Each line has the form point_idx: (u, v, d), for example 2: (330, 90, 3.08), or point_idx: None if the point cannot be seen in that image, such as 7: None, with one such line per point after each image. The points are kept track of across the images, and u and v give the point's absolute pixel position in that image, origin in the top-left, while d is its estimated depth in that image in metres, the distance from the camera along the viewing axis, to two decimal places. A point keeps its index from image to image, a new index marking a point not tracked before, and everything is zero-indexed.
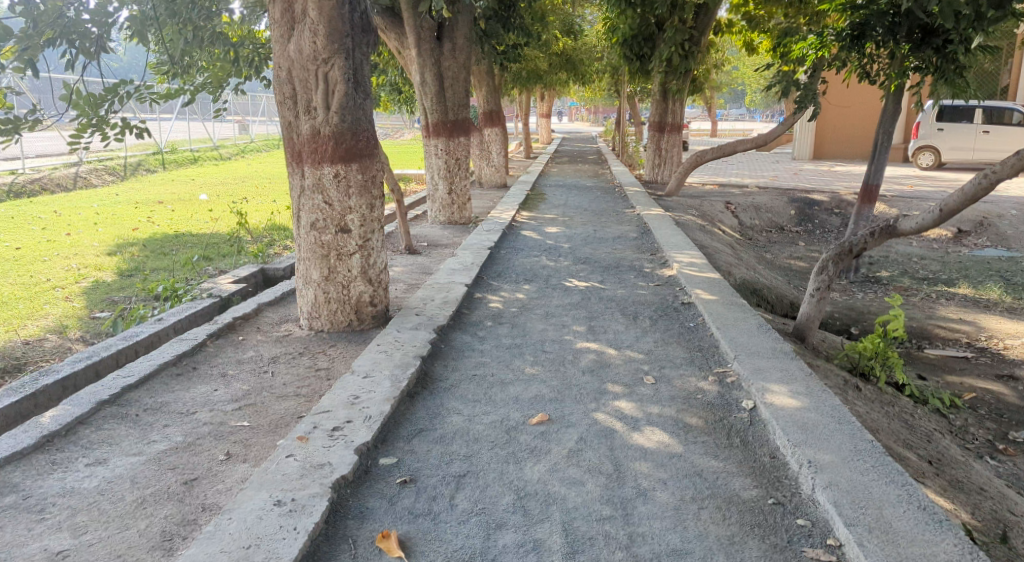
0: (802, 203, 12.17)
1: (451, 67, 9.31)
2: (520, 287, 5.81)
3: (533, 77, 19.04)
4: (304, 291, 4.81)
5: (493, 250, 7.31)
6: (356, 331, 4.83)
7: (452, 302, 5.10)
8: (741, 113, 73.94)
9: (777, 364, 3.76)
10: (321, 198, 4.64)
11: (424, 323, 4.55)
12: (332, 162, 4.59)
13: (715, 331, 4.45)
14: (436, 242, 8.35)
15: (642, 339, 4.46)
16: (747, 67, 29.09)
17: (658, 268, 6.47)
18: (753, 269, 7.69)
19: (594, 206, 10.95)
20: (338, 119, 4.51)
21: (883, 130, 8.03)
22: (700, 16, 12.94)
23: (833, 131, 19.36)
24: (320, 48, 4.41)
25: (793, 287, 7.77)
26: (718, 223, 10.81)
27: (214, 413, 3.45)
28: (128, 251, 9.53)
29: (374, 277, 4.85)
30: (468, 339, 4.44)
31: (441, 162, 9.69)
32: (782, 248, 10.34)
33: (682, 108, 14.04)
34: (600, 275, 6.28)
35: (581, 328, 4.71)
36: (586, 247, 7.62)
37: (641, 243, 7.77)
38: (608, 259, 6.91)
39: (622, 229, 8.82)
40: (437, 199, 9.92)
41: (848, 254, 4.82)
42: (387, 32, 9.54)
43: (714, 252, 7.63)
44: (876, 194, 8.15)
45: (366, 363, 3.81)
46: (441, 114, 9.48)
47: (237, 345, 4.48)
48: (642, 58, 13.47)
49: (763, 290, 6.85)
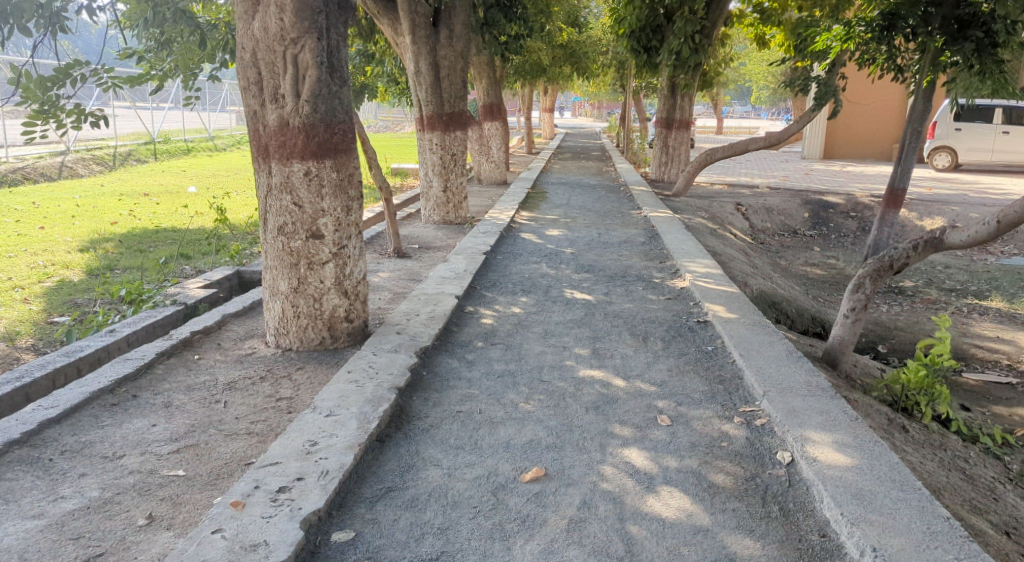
0: (816, 205, 11.59)
1: (448, 56, 8.72)
2: (516, 299, 5.24)
3: (536, 71, 18.45)
4: (271, 303, 4.25)
5: (489, 255, 6.76)
6: (329, 349, 4.26)
7: (439, 317, 4.53)
8: (745, 112, 73.32)
9: (815, 404, 3.20)
10: (290, 199, 4.06)
11: (404, 345, 3.99)
12: (302, 158, 4.01)
13: (737, 358, 3.89)
14: (428, 244, 7.80)
15: (654, 367, 3.89)
16: (755, 64, 28.47)
17: (668, 278, 5.90)
18: (769, 279, 7.13)
19: (598, 207, 10.39)
20: (309, 109, 3.93)
21: (910, 130, 7.39)
22: (711, 7, 12.30)
23: (846, 129, 18.76)
24: (289, 27, 3.82)
25: (812, 298, 7.20)
26: (728, 226, 10.23)
27: (145, 457, 2.88)
28: (102, 247, 8.95)
29: (350, 290, 4.29)
30: (455, 364, 3.88)
31: (436, 157, 9.11)
32: (797, 253, 9.76)
33: (691, 104, 13.41)
34: (604, 285, 5.72)
35: (584, 351, 4.15)
36: (590, 252, 7.06)
37: (649, 249, 7.20)
38: (614, 267, 6.35)
39: (628, 232, 8.26)
40: (432, 197, 9.33)
41: (887, 269, 4.22)
42: (380, 17, 8.90)
43: (728, 259, 7.07)
44: (902, 198, 7.55)
45: (332, 396, 3.24)
46: (436, 106, 8.90)
47: (189, 366, 3.91)
48: (650, 51, 12.85)
49: (782, 302, 6.28)
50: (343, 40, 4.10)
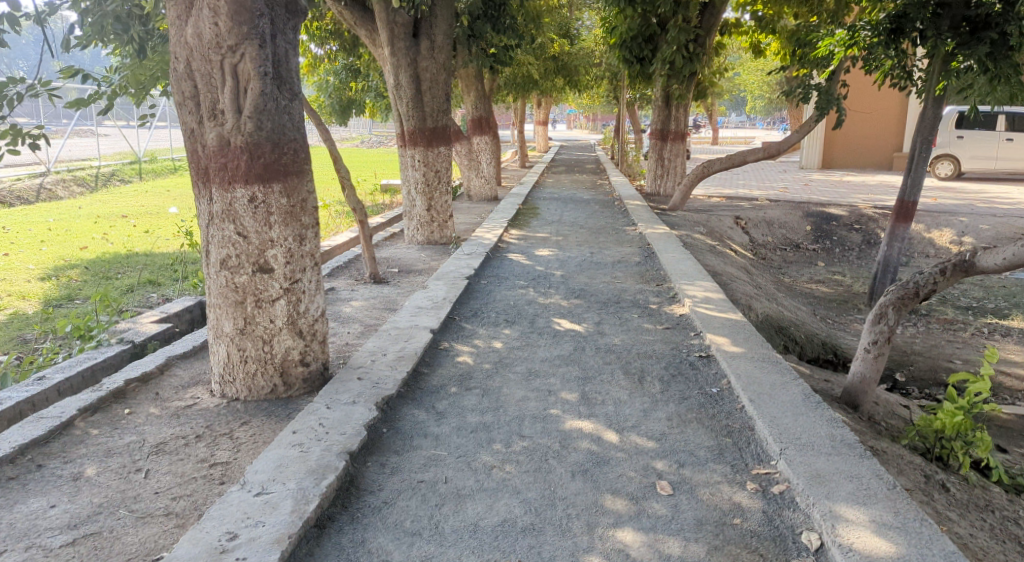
0: (818, 217, 11.10)
1: (430, 68, 8.26)
2: (498, 332, 4.73)
3: (527, 84, 18.06)
4: (216, 346, 3.73)
5: (472, 280, 6.26)
6: (281, 398, 3.74)
7: (407, 357, 4.02)
8: (742, 122, 73.17)
9: (843, 465, 2.68)
10: (233, 228, 3.57)
11: (363, 393, 3.47)
12: (247, 182, 3.53)
13: (747, 404, 3.37)
14: (409, 267, 7.31)
15: (651, 416, 3.37)
16: (751, 74, 28.15)
17: (666, 304, 5.40)
18: (774, 300, 6.64)
19: (591, 223, 9.92)
20: (252, 126, 3.44)
21: (920, 139, 6.92)
22: (706, 15, 11.93)
23: (844, 140, 18.39)
24: (225, 33, 3.35)
25: (822, 320, 6.71)
26: (727, 241, 9.77)
27: (32, 553, 2.37)
28: (65, 276, 8.44)
29: (306, 330, 3.79)
30: (422, 416, 3.35)
31: (418, 174, 8.62)
32: (800, 269, 9.28)
33: (686, 114, 12.95)
34: (596, 313, 5.22)
35: (571, 396, 3.63)
36: (581, 275, 6.57)
37: (645, 270, 6.71)
38: (607, 291, 5.85)
39: (623, 251, 7.78)
40: (415, 216, 8.83)
41: (912, 297, 3.68)
42: (357, 28, 8.47)
43: (730, 279, 6.58)
44: (913, 211, 7.06)
45: (267, 464, 2.72)
46: (418, 120, 8.43)
47: (115, 424, 3.39)
48: (642, 61, 12.46)
49: (790, 327, 5.78)
50: (292, 46, 3.63)
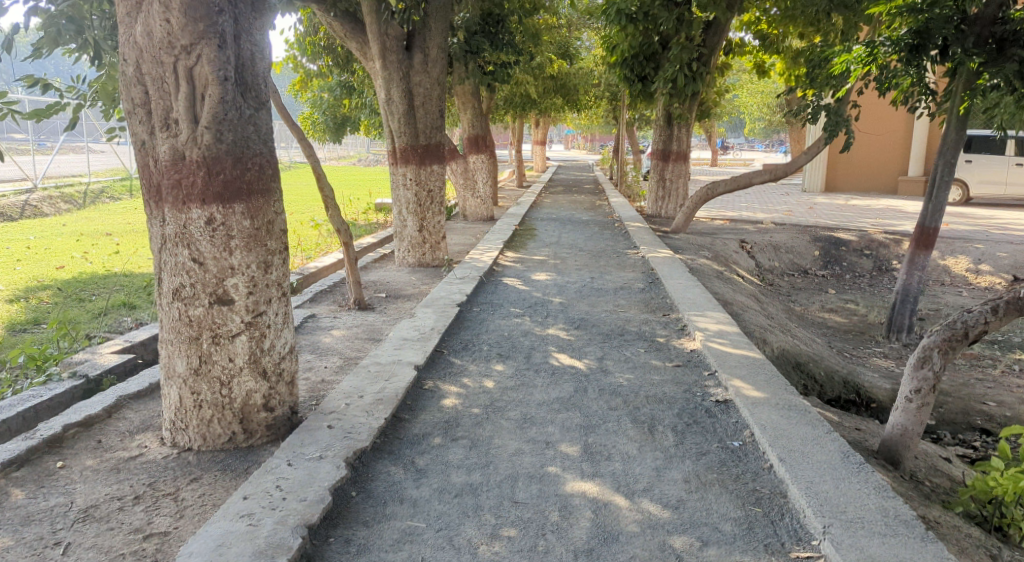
0: (826, 242, 10.69)
1: (423, 82, 7.88)
2: (490, 369, 4.26)
3: (526, 103, 17.79)
4: (167, 389, 3.26)
5: (464, 307, 5.81)
6: (241, 448, 3.27)
7: (387, 401, 3.56)
8: (739, 144, 73.39)
9: (902, 551, 2.22)
10: (188, 254, 3.13)
11: (332, 446, 3.00)
12: (203, 203, 3.09)
13: (776, 464, 2.91)
14: (398, 292, 6.87)
15: (665, 476, 2.91)
16: (750, 96, 28.05)
17: (674, 337, 4.95)
18: (788, 331, 6.19)
19: (591, 246, 9.51)
20: (210, 138, 3.02)
21: (941, 161, 6.54)
22: (710, 33, 11.64)
23: (848, 162, 18.13)
24: (178, 32, 2.95)
25: (839, 354, 6.25)
26: (733, 266, 9.35)
27: None
28: (35, 297, 7.95)
29: (271, 369, 3.34)
30: (399, 475, 2.88)
31: (410, 194, 8.19)
32: (810, 296, 8.86)
33: (689, 134, 12.61)
34: (598, 347, 4.76)
35: (572, 449, 3.17)
36: (582, 302, 6.14)
37: (649, 298, 6.27)
38: (610, 322, 5.41)
39: (625, 276, 7.35)
40: (406, 237, 8.36)
41: (961, 339, 3.25)
42: (347, 41, 8.10)
43: (740, 309, 6.14)
44: (933, 237, 6.65)
45: (207, 543, 2.25)
46: (410, 137, 8.02)
47: (42, 483, 2.91)
48: (644, 80, 12.12)
49: (807, 362, 5.34)
50: (260, 48, 3.23)
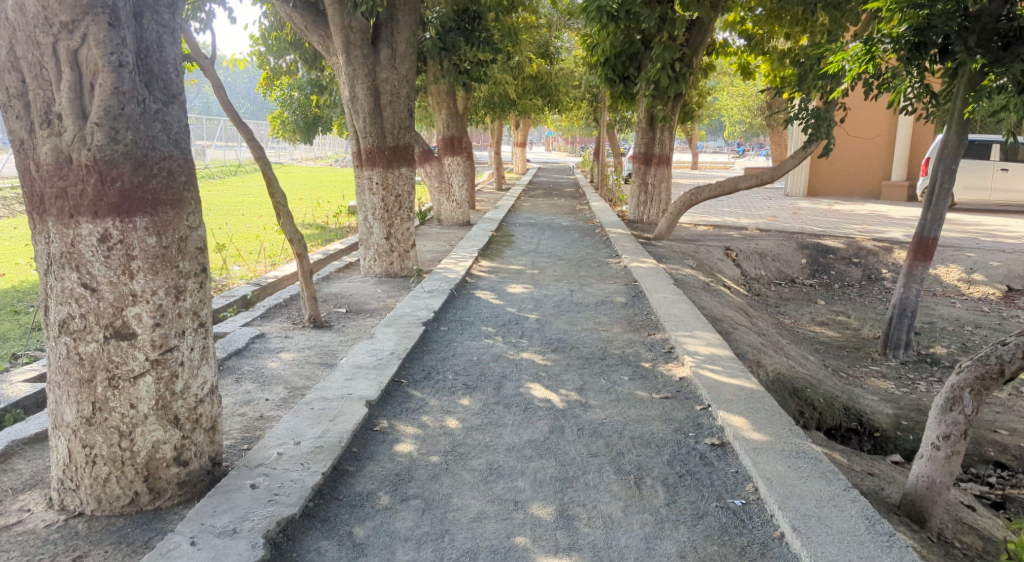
0: (814, 249, 10.32)
1: (391, 79, 7.36)
2: (454, 403, 3.73)
3: (505, 104, 17.29)
4: (57, 440, 2.70)
5: (430, 326, 5.27)
6: (145, 512, 2.71)
7: (328, 449, 3.02)
8: (719, 147, 73.68)
9: None
10: (77, 277, 2.57)
11: (251, 514, 2.46)
12: (95, 216, 2.53)
13: (787, 533, 2.41)
14: (360, 307, 6.32)
15: (655, 550, 2.40)
16: (731, 98, 27.88)
17: (661, 362, 4.46)
18: (782, 351, 5.72)
19: (570, 254, 9.02)
20: (102, 136, 2.47)
21: (942, 167, 6.14)
22: (693, 32, 11.23)
23: (831, 167, 17.87)
24: (57, 6, 2.40)
25: (835, 375, 5.82)
26: (719, 275, 8.92)
27: None
28: None
29: (184, 416, 2.78)
30: (331, 554, 2.35)
31: (376, 199, 7.63)
32: (799, 308, 8.46)
33: (671, 137, 12.19)
34: (577, 374, 4.24)
35: (545, 511, 2.66)
36: (560, 319, 5.64)
37: (633, 314, 5.78)
38: (591, 343, 4.92)
39: (608, 288, 6.86)
40: (372, 245, 7.80)
41: (996, 377, 2.75)
42: (308, 34, 7.52)
43: (731, 326, 5.67)
44: (932, 248, 6.27)
45: None
46: (376, 138, 7.47)
47: None
48: (626, 80, 11.67)
49: (805, 388, 4.87)
50: (168, 30, 2.68)
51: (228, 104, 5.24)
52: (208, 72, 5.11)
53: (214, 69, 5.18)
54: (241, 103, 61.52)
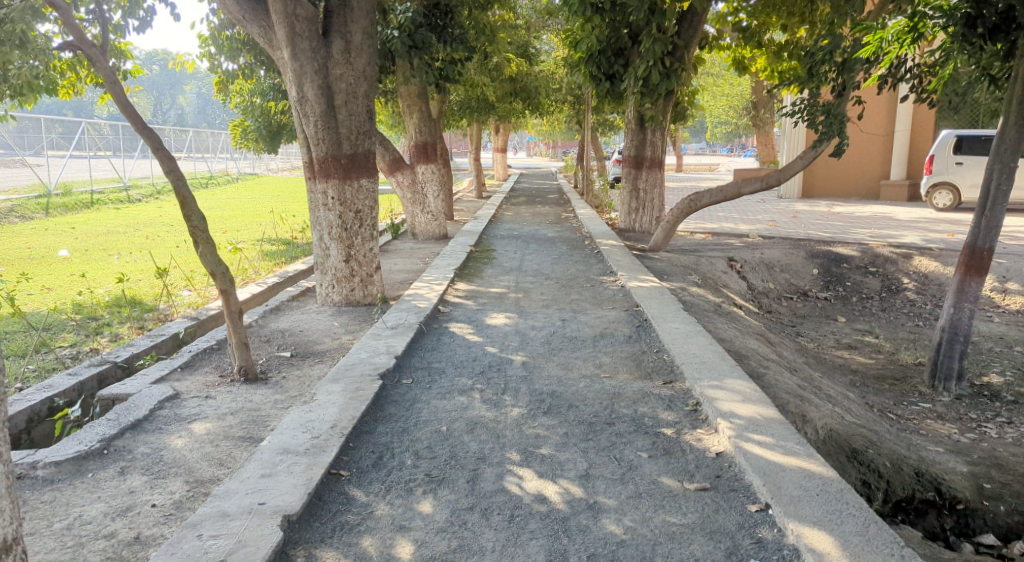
0: (825, 258, 9.42)
1: (345, 76, 6.28)
2: (412, 512, 2.64)
3: (484, 108, 16.32)
4: None
5: (390, 377, 4.20)
6: None
7: None
8: (701, 149, 73.36)
9: None
10: None
11: None
12: None
13: None
14: (311, 348, 5.25)
15: None
16: (716, 98, 27.22)
17: (686, 429, 3.43)
18: (823, 394, 4.71)
19: (559, 271, 8.00)
20: None
21: (997, 165, 5.18)
22: (685, 24, 10.26)
23: (826, 168, 17.06)
24: None
25: (884, 419, 4.84)
26: (726, 292, 7.93)
27: None
28: None
29: None
30: None
31: (331, 216, 6.52)
32: (818, 327, 7.50)
33: (663, 138, 11.20)
34: (579, 452, 3.17)
35: None
36: (552, 361, 4.60)
37: (641, 352, 4.76)
38: (594, 398, 3.87)
39: (606, 316, 5.83)
40: (329, 270, 6.69)
41: None
42: (247, 26, 6.37)
43: (761, 366, 4.66)
44: (987, 261, 5.32)
45: None
46: (331, 145, 6.37)
47: None
48: (613, 78, 10.65)
49: (864, 448, 3.85)
50: None
51: (126, 104, 4.08)
52: (97, 64, 3.96)
53: (107, 61, 4.05)
54: (216, 114, 59.82)
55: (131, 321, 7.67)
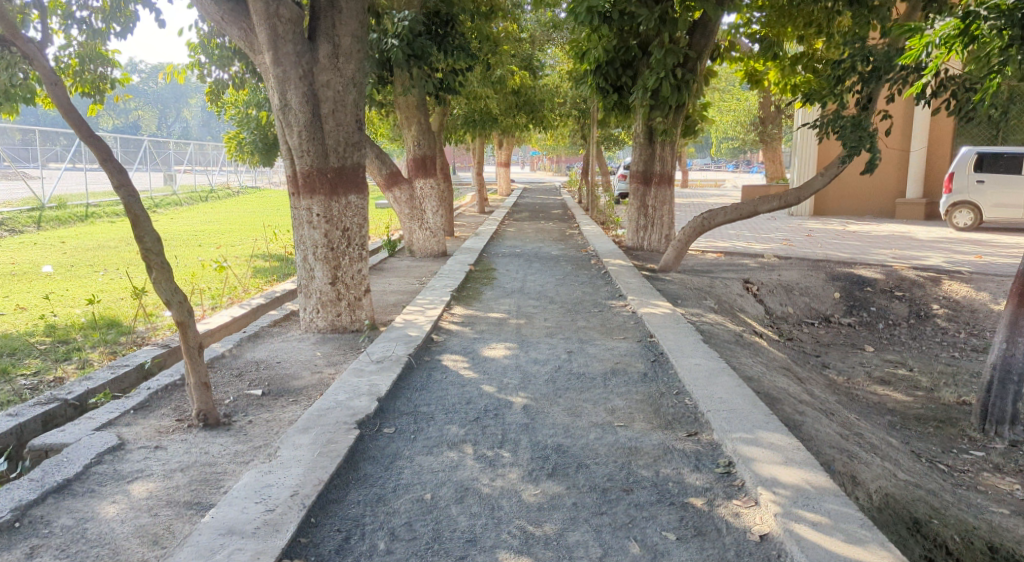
0: (847, 281, 8.84)
1: (333, 83, 5.77)
2: None
3: (486, 121, 15.83)
4: None
5: (370, 425, 3.62)
6: None
7: None
8: (704, 164, 72.98)
9: None
10: None
11: None
12: None
13: None
14: (287, 383, 4.68)
15: None
16: (722, 113, 26.77)
17: (720, 500, 2.84)
18: (867, 444, 4.12)
19: (563, 294, 7.44)
20: None
21: None
22: (696, 35, 9.76)
23: (840, 185, 16.51)
24: None
25: (936, 472, 4.24)
26: (743, 317, 7.35)
27: None
28: None
29: None
30: None
31: (317, 234, 5.98)
32: (845, 357, 6.92)
33: (673, 152, 10.66)
34: (591, 532, 2.59)
35: None
36: (558, 404, 4.01)
37: (658, 393, 4.17)
38: (606, 455, 3.28)
39: (616, 347, 5.25)
40: (313, 293, 6.13)
41: None
42: (227, 28, 5.86)
43: (797, 410, 4.07)
44: None
45: None
46: (316, 157, 5.84)
47: None
48: (621, 90, 10.14)
49: (927, 518, 3.25)
50: None
51: (68, 109, 3.55)
52: (34, 64, 3.43)
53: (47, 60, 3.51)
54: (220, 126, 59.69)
55: (104, 346, 7.10)
